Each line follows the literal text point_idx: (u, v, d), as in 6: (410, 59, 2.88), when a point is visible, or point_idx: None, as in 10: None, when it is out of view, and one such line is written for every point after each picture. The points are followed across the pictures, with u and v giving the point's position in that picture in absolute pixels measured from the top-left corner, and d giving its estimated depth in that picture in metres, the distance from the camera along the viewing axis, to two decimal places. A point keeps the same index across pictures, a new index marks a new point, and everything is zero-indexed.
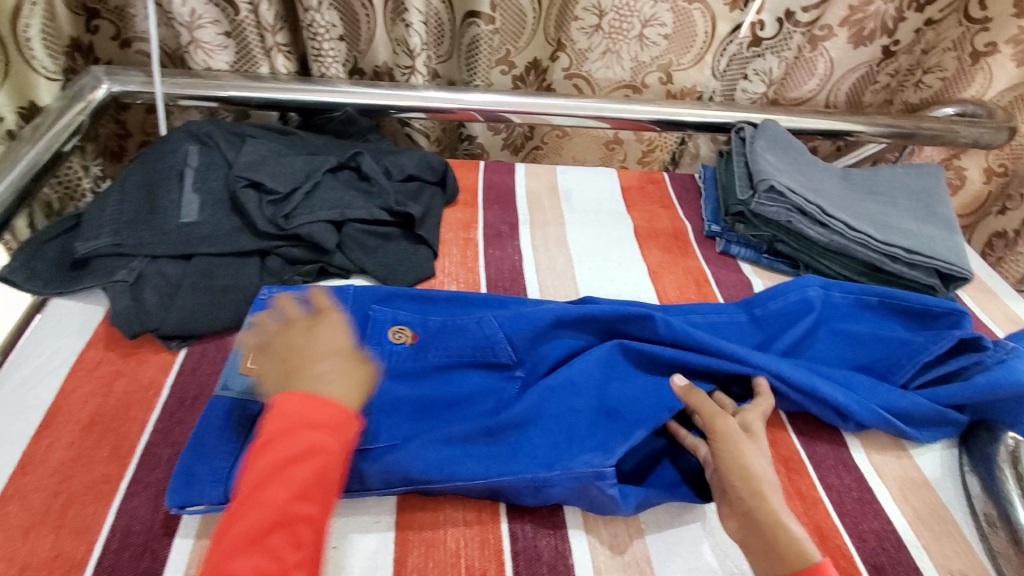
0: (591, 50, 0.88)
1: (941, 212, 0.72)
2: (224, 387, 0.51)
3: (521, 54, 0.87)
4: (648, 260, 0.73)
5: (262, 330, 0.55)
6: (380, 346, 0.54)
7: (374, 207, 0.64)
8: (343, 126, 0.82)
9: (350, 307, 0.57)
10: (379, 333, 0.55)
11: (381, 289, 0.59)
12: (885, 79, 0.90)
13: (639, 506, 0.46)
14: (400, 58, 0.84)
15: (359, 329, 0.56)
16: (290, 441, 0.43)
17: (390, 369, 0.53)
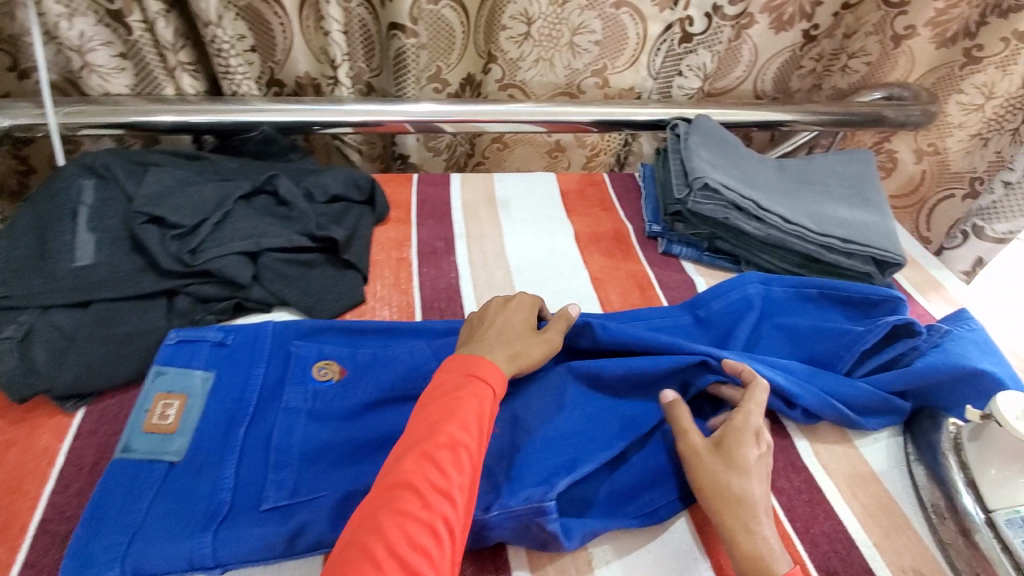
0: (523, 60, 0.84)
1: (874, 197, 0.72)
2: (127, 449, 0.45)
3: (453, 70, 0.85)
4: (591, 266, 0.71)
5: (173, 380, 0.50)
6: (303, 385, 0.50)
7: (293, 233, 0.60)
8: (263, 146, 0.77)
9: (269, 344, 0.53)
10: (302, 372, 0.51)
11: (304, 322, 0.55)
12: (809, 64, 0.91)
13: (584, 539, 0.44)
14: (322, 71, 0.80)
15: (281, 368, 0.52)
16: (452, 385, 0.44)
17: (315, 410, 0.49)
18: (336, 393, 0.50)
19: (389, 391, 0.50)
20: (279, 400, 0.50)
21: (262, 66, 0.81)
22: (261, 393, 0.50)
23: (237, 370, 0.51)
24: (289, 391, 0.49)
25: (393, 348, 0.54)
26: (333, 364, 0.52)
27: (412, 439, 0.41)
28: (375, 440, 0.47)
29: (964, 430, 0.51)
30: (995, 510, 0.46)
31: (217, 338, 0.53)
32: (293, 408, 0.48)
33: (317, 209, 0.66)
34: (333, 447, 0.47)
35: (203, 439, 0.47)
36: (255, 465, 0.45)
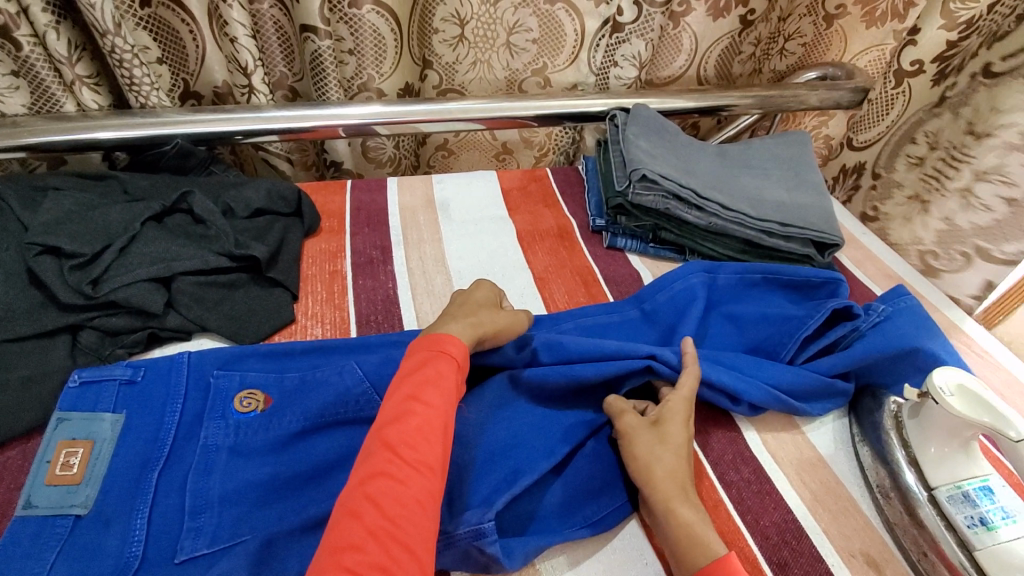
0: (459, 62, 0.83)
1: (811, 178, 0.72)
2: (27, 505, 0.41)
3: (387, 80, 0.80)
4: (534, 265, 0.69)
5: (78, 426, 0.46)
6: (223, 419, 0.47)
7: (209, 254, 0.57)
8: (180, 161, 0.72)
9: (186, 378, 0.50)
10: (223, 405, 0.48)
11: (225, 350, 0.52)
12: (749, 50, 0.91)
13: (527, 557, 0.42)
14: (235, 77, 0.75)
15: (199, 401, 0.49)
16: (421, 363, 0.45)
17: (238, 446, 0.46)
18: (259, 424, 0.48)
19: (317, 418, 0.48)
20: (197, 438, 0.47)
21: (174, 77, 0.77)
22: (178, 432, 0.47)
23: (150, 409, 0.48)
24: (208, 428, 0.46)
25: (320, 371, 0.51)
26: (257, 394, 0.49)
27: (385, 421, 0.42)
28: (302, 472, 0.45)
29: (904, 407, 0.51)
30: (937, 487, 0.46)
31: (126, 376, 0.49)
32: (213, 445, 0.46)
33: (239, 225, 0.62)
34: (258, 484, 0.44)
35: (114, 487, 0.43)
36: (170, 511, 0.42)
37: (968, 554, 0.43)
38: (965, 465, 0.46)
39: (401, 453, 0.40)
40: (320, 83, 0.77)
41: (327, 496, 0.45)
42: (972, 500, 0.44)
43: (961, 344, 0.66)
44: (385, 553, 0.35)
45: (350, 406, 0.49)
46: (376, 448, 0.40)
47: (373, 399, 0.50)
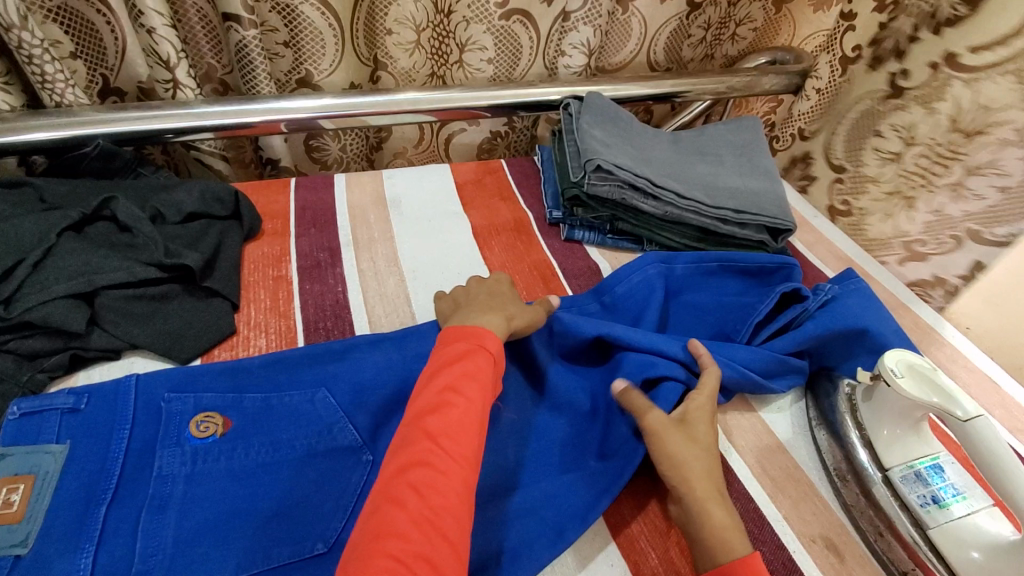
0: (415, 70, 0.81)
1: (763, 164, 0.72)
2: None
3: (327, 76, 0.76)
4: (490, 261, 0.67)
5: (16, 457, 0.42)
6: (178, 446, 0.44)
7: (136, 264, 0.52)
8: (104, 162, 0.67)
9: (134, 403, 0.46)
10: (177, 431, 0.45)
11: (177, 370, 0.49)
12: (698, 33, 0.89)
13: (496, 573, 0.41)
14: (157, 71, 0.70)
15: (150, 427, 0.45)
16: (459, 356, 0.44)
17: (195, 476, 0.43)
18: (219, 451, 0.45)
19: (285, 450, 0.45)
20: (150, 468, 0.43)
21: (91, 72, 0.71)
22: (128, 461, 0.43)
23: (99, 437, 0.44)
24: (161, 457, 0.43)
25: (288, 395, 0.49)
26: (215, 417, 0.46)
27: (423, 411, 0.41)
28: (263, 506, 0.42)
29: (858, 390, 0.52)
30: (891, 467, 0.47)
31: (69, 404, 0.45)
32: (167, 475, 0.42)
33: (169, 232, 0.57)
34: (218, 522, 0.41)
35: (57, 521, 0.39)
36: (119, 552, 0.39)
37: (921, 532, 0.44)
38: (917, 445, 0.47)
39: (442, 443, 0.39)
40: (248, 76, 0.72)
41: (288, 531, 0.41)
42: (925, 479, 0.45)
43: (908, 322, 0.68)
44: (429, 540, 0.34)
45: (322, 435, 0.47)
46: (416, 436, 0.39)
47: (348, 428, 0.48)
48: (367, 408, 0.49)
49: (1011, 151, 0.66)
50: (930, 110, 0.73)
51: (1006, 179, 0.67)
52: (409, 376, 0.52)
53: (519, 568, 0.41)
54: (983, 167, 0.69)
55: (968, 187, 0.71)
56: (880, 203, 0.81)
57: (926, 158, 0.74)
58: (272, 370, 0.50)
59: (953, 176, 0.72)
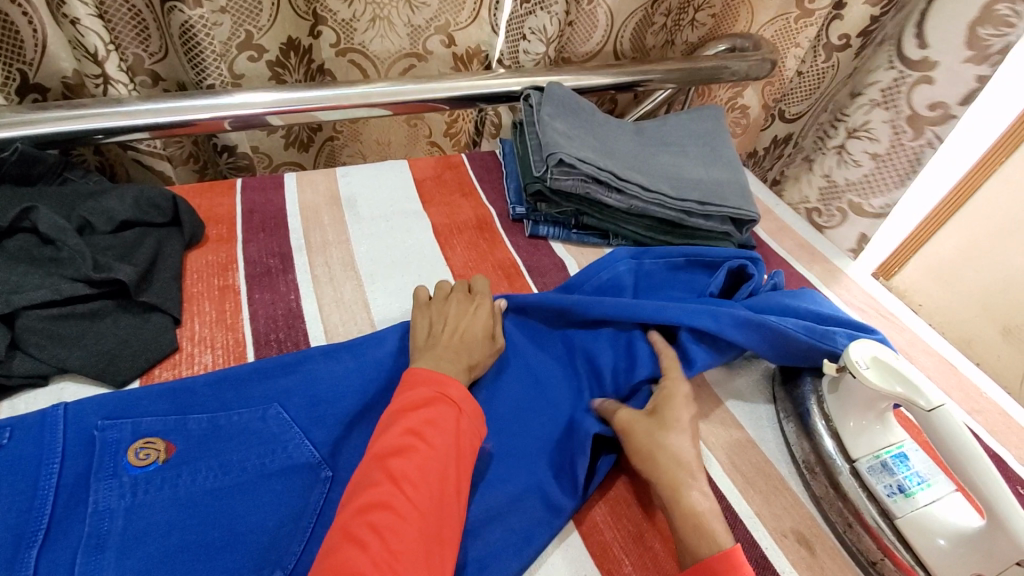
0: (356, 20, 0.76)
1: (726, 153, 0.72)
2: None
3: (267, 34, 0.72)
4: (452, 262, 0.64)
5: None
6: (116, 477, 0.40)
7: (61, 281, 0.48)
8: (23, 168, 0.60)
9: (62, 435, 0.41)
10: (114, 462, 0.41)
11: (110, 396, 0.44)
12: (661, 20, 0.86)
13: None
14: (84, 65, 0.64)
15: (83, 459, 0.41)
16: (427, 401, 0.43)
17: (137, 508, 0.39)
18: (162, 479, 0.41)
19: (238, 473, 0.42)
20: (83, 505, 0.39)
21: (7, 69, 0.63)
22: (59, 499, 0.39)
23: (18, 476, 0.39)
24: (96, 490, 0.39)
25: (236, 413, 0.45)
26: (157, 442, 0.43)
27: (383, 456, 0.39)
28: (220, 538, 0.39)
29: (824, 382, 0.52)
30: (858, 459, 0.47)
31: None
32: (106, 511, 0.38)
33: (99, 242, 0.53)
34: (167, 558, 0.37)
35: None
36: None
37: (889, 522, 0.44)
38: (882, 435, 0.47)
39: (404, 489, 0.38)
40: (196, 62, 0.69)
41: (245, 564, 0.38)
42: (890, 469, 0.45)
43: (869, 308, 0.69)
44: None
45: (278, 453, 0.44)
46: (375, 480, 0.38)
47: (304, 443, 0.45)
48: (323, 422, 0.47)
49: (879, 112, 0.86)
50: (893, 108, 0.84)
51: (876, 144, 0.87)
52: (372, 383, 0.50)
53: None
54: (861, 131, 0.89)
55: (858, 151, 0.90)
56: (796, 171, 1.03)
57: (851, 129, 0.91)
58: (218, 389, 0.46)
59: (840, 138, 0.93)
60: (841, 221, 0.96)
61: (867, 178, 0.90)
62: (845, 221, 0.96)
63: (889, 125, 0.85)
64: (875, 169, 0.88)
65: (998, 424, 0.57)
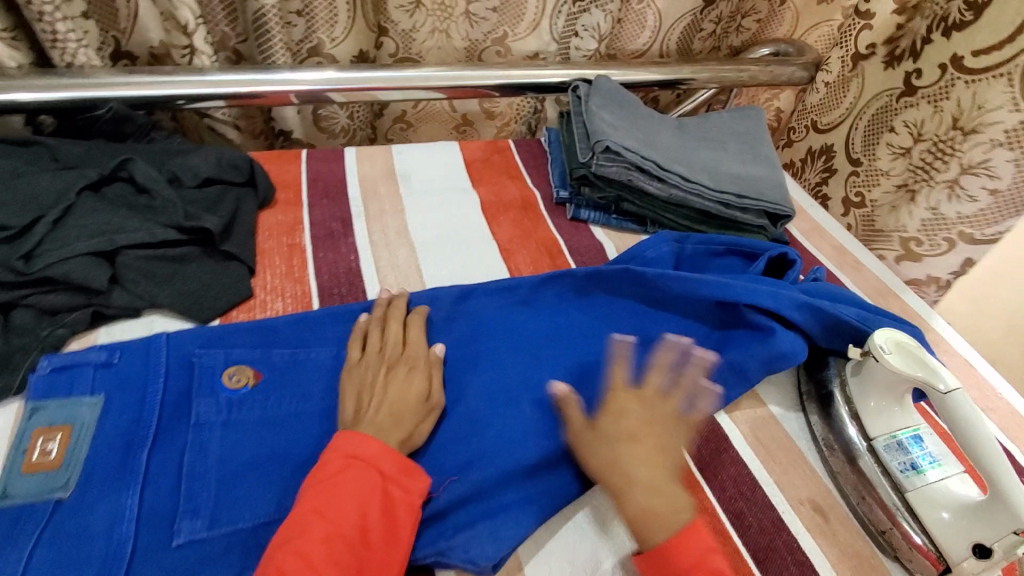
0: (417, 30, 0.82)
1: (765, 151, 0.75)
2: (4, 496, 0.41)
3: (339, 46, 0.79)
4: (499, 237, 0.69)
5: (51, 407, 0.45)
6: (213, 395, 0.48)
7: (156, 226, 0.53)
8: (116, 126, 0.66)
9: (166, 358, 0.49)
10: (210, 382, 0.48)
11: (204, 330, 0.51)
12: (710, 27, 0.90)
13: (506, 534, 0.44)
14: (174, 36, 0.71)
15: (182, 380, 0.49)
16: (336, 471, 0.41)
17: (231, 422, 0.47)
18: (251, 401, 0.49)
19: (314, 401, 0.50)
20: (187, 417, 0.47)
21: (103, 35, 0.70)
22: (163, 410, 0.47)
23: (132, 391, 0.47)
24: (197, 404, 0.47)
25: (312, 351, 0.52)
26: (245, 370, 0.50)
27: (318, 498, 0.40)
28: (300, 454, 0.47)
29: (847, 366, 0.55)
30: (875, 437, 0.51)
31: (101, 359, 0.48)
32: (205, 422, 0.46)
33: (187, 196, 0.58)
34: (255, 464, 0.45)
35: (101, 465, 0.43)
36: (162, 491, 0.43)
37: (900, 496, 0.47)
38: (900, 417, 0.50)
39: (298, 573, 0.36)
40: (266, 46, 0.74)
41: None
42: (905, 448, 0.49)
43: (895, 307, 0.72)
44: None
45: None
46: (309, 524, 0.38)
47: None
48: None
49: (962, 157, 0.73)
50: (939, 108, 0.75)
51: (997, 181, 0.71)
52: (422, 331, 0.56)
53: (526, 523, 0.45)
54: (976, 167, 0.72)
55: (962, 188, 0.74)
56: (889, 195, 0.83)
57: (932, 154, 0.76)
58: (298, 329, 0.53)
59: (950, 173, 0.75)
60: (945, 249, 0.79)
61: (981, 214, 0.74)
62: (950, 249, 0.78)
63: (994, 158, 0.70)
64: (992, 206, 0.72)
65: (1013, 423, 0.60)
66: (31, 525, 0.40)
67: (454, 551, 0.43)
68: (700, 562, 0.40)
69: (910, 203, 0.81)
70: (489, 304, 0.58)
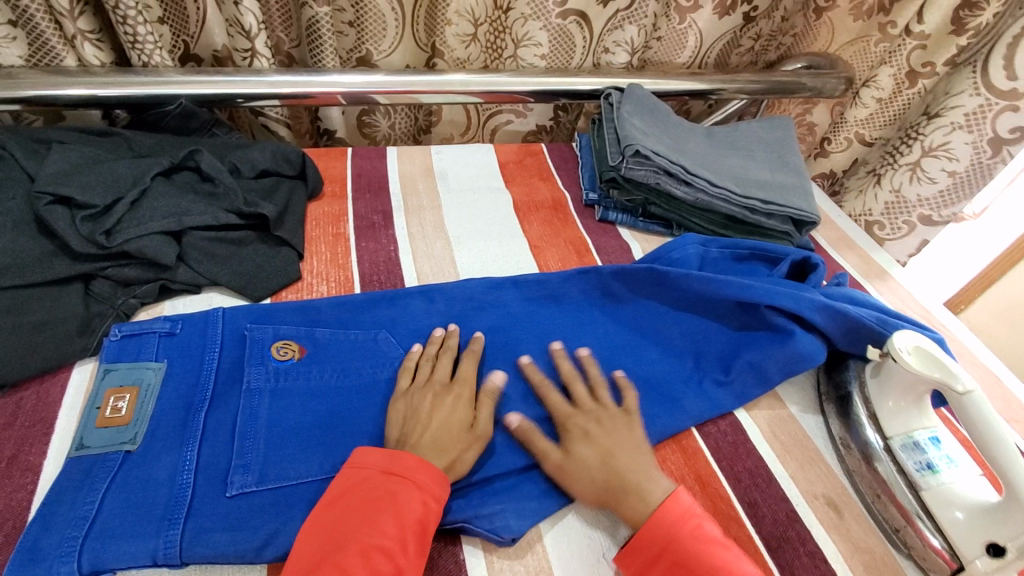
0: (469, 60, 0.89)
1: (792, 161, 0.77)
2: (81, 446, 0.44)
3: (385, 56, 0.85)
4: (529, 234, 0.72)
5: (121, 369, 0.49)
6: (263, 365, 0.51)
7: (219, 210, 0.58)
8: (183, 121, 0.73)
9: (221, 330, 0.53)
10: (260, 353, 0.51)
11: (256, 306, 0.55)
12: (748, 43, 0.95)
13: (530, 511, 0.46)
14: (236, 40, 0.76)
15: (236, 351, 0.52)
16: (370, 489, 0.42)
17: (278, 390, 0.50)
18: (297, 372, 0.52)
19: (353, 376, 0.53)
20: (239, 383, 0.50)
21: (175, 37, 0.77)
22: (218, 376, 0.50)
23: (191, 358, 0.51)
24: (249, 372, 0.50)
25: (352, 331, 0.55)
26: (292, 344, 0.53)
27: (355, 513, 0.41)
28: (339, 423, 0.49)
29: (866, 368, 0.56)
30: (891, 436, 0.52)
31: (165, 329, 0.52)
32: (256, 389, 0.49)
33: (245, 184, 0.64)
34: (298, 430, 0.48)
35: (163, 423, 0.47)
36: (219, 447, 0.46)
37: (916, 496, 0.49)
38: (917, 418, 0.52)
39: None
40: (316, 50, 0.80)
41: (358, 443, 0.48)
42: (921, 448, 0.50)
43: (921, 315, 0.73)
44: None
45: (385, 365, 0.54)
46: (348, 540, 0.40)
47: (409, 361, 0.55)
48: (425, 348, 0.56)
49: (960, 135, 0.85)
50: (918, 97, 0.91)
51: (954, 163, 0.87)
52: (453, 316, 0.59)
53: (547, 499, 0.47)
54: (938, 150, 0.88)
55: (926, 170, 0.91)
56: (861, 179, 1.01)
57: (899, 138, 0.94)
58: (340, 310, 0.57)
59: (914, 156, 0.91)
60: (907, 233, 1.00)
61: (938, 195, 0.92)
62: (911, 232, 0.99)
63: (970, 146, 0.85)
64: (949, 187, 0.90)
65: None
66: (103, 472, 0.43)
67: (480, 518, 0.45)
68: (663, 550, 0.42)
69: (878, 186, 0.98)
70: (518, 297, 0.61)
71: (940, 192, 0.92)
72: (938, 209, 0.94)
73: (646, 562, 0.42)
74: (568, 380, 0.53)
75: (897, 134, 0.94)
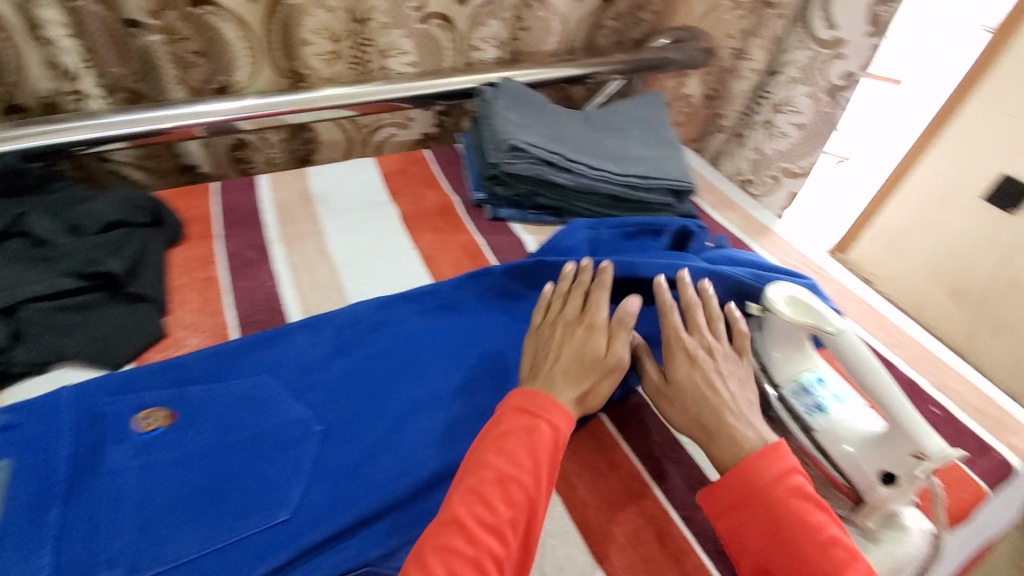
0: (335, 77, 0.88)
1: (665, 134, 0.81)
2: None
3: (249, 85, 0.84)
4: (419, 245, 0.71)
5: None
6: (125, 442, 0.48)
7: (58, 277, 0.53)
8: (14, 180, 0.64)
9: (70, 413, 0.47)
10: (119, 428, 0.48)
11: (111, 376, 0.51)
12: (609, 25, 1.04)
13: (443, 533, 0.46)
14: (62, 85, 0.75)
15: (92, 432, 0.47)
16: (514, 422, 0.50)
17: (146, 464, 0.47)
18: (167, 440, 0.48)
19: (231, 432, 0.50)
20: (99, 467, 0.46)
21: None
22: (75, 462, 0.45)
23: (38, 450, 0.45)
24: (110, 453, 0.47)
25: (228, 384, 0.53)
26: (158, 412, 0.50)
27: (490, 445, 0.49)
28: (220, 485, 0.47)
29: (752, 321, 0.58)
30: (782, 383, 0.54)
31: (4, 421, 0.46)
32: (119, 468, 0.46)
33: (88, 241, 0.58)
34: (174, 503, 0.45)
35: (12, 530, 0.41)
36: (80, 543, 0.42)
37: (811, 437, 0.51)
38: (802, 361, 0.54)
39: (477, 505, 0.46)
40: (156, 80, 0.78)
41: (242, 504, 0.46)
42: (808, 390, 0.52)
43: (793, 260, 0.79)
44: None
45: (260, 412, 0.52)
46: (483, 468, 0.48)
47: (291, 405, 0.53)
48: (309, 386, 0.54)
49: (799, 88, 1.05)
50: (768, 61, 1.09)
51: (799, 116, 1.07)
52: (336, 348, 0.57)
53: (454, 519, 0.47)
54: (784, 106, 1.08)
55: (776, 126, 1.11)
56: (729, 143, 1.21)
57: (755, 103, 1.13)
58: (210, 363, 0.53)
59: (766, 114, 1.12)
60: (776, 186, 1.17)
61: (790, 147, 1.11)
62: (778, 185, 1.17)
63: (808, 96, 1.04)
64: (797, 139, 1.09)
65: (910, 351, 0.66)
66: None
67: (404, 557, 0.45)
68: (750, 497, 0.46)
69: (743, 146, 1.19)
70: (409, 316, 0.61)
71: (792, 144, 1.11)
72: (793, 160, 1.12)
73: (728, 505, 0.47)
74: (664, 314, 0.56)
75: (750, 96, 1.13)
